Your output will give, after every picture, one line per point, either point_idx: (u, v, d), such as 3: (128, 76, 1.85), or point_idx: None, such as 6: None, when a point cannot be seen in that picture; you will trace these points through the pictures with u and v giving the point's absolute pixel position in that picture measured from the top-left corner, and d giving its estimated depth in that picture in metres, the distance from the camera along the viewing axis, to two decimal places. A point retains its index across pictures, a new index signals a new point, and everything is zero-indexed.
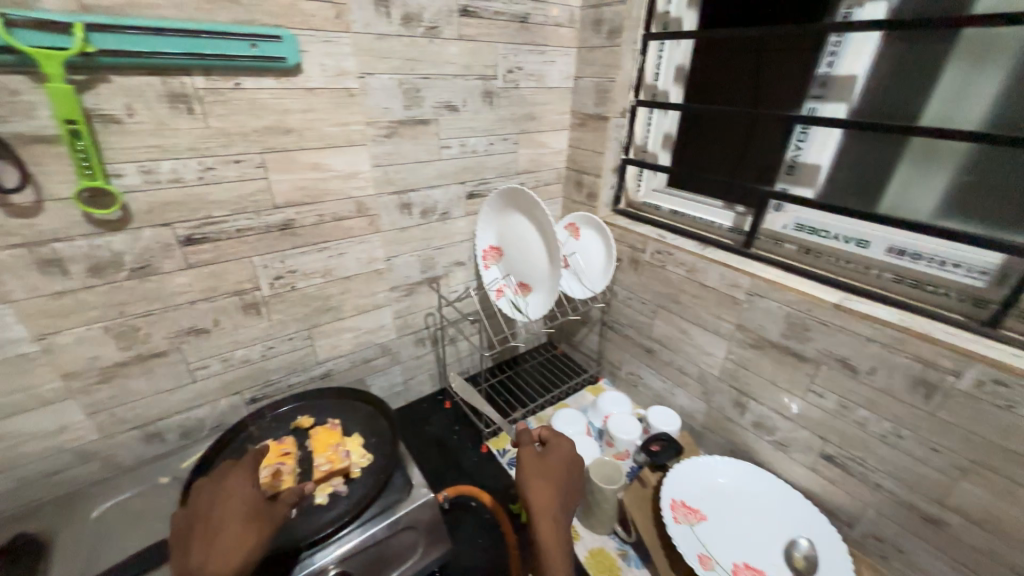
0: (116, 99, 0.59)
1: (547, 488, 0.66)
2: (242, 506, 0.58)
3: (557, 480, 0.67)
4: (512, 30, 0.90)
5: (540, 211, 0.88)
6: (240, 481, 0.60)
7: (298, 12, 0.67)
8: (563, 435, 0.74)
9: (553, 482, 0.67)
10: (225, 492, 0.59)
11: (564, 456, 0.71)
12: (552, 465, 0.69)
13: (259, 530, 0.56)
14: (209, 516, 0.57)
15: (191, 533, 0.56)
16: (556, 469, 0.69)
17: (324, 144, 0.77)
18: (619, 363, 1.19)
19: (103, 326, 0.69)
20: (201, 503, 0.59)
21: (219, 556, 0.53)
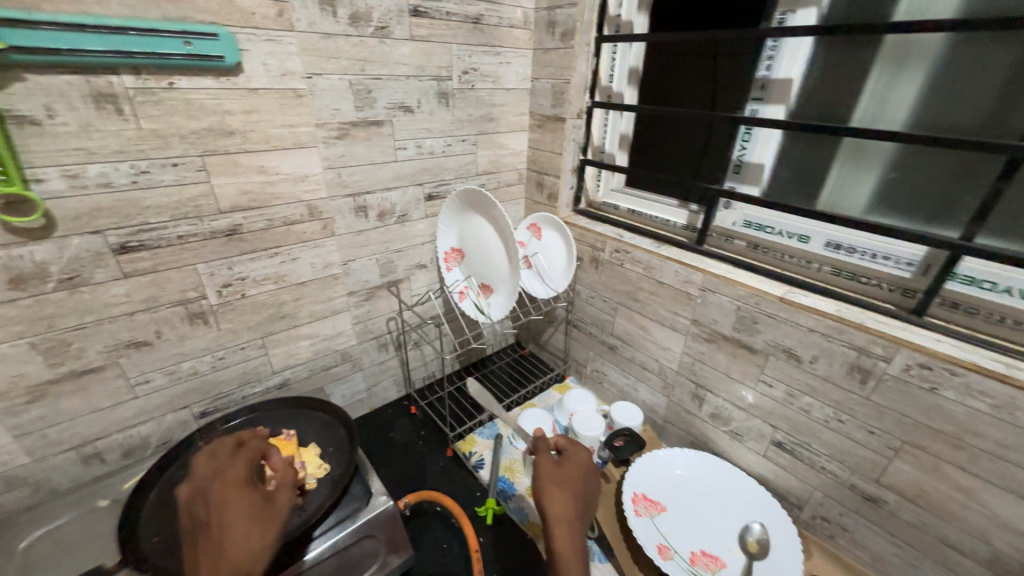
0: (33, 99, 0.55)
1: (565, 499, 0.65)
2: (243, 516, 0.55)
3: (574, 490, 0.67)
4: (465, 31, 0.89)
5: (497, 213, 0.89)
6: (239, 486, 0.57)
7: (236, 9, 0.64)
8: (578, 443, 0.76)
9: (571, 492, 0.67)
10: (230, 490, 0.56)
11: (580, 467, 0.71)
12: (567, 477, 0.69)
13: (262, 537, 0.54)
14: (208, 525, 0.53)
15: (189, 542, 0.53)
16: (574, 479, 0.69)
17: (271, 146, 0.74)
18: (584, 361, 1.20)
19: (29, 341, 0.64)
20: (196, 509, 0.55)
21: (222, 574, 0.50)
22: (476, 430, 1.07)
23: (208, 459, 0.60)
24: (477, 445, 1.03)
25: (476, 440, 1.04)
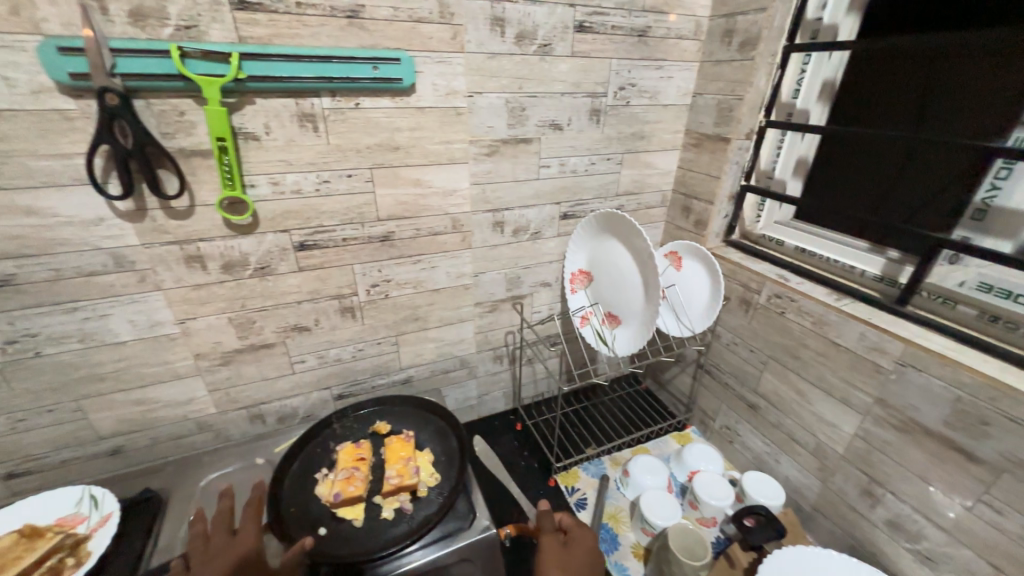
0: (257, 118, 0.65)
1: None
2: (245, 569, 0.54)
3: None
4: (628, 45, 0.84)
5: (642, 242, 0.81)
6: (238, 545, 0.57)
7: (418, 35, 0.68)
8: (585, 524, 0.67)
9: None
10: (220, 555, 0.56)
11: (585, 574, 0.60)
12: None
13: None
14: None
15: None
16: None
17: (428, 162, 0.78)
18: (713, 414, 1.06)
19: (228, 316, 0.77)
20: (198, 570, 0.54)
21: None
22: (581, 464, 1.02)
23: (198, 529, 0.59)
24: (581, 481, 0.98)
25: (580, 475, 0.99)
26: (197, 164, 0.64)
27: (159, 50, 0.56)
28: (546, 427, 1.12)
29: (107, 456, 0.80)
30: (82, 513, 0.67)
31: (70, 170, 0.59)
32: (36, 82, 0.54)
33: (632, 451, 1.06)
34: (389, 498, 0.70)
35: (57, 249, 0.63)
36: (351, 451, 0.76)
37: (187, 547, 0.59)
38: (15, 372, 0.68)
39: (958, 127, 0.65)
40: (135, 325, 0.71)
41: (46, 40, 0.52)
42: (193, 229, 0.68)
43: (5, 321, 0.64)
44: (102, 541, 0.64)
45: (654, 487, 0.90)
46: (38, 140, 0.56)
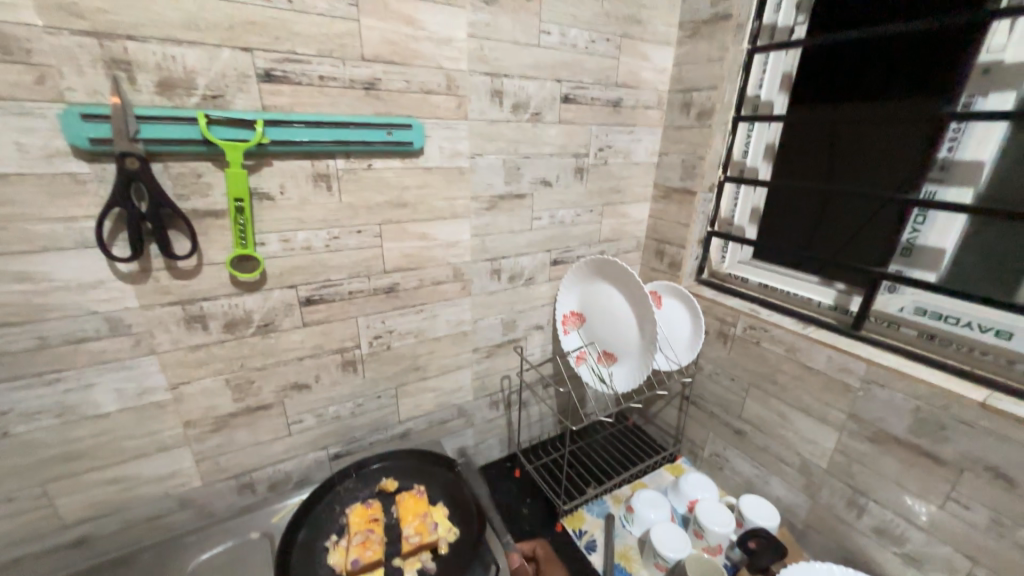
0: (273, 179, 0.67)
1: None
2: None
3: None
4: (605, 113, 0.95)
5: (634, 285, 0.89)
6: None
7: (428, 104, 0.75)
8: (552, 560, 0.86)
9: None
10: None
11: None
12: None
13: None
14: None
15: None
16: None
17: (433, 217, 0.83)
18: (701, 443, 1.12)
19: (225, 377, 0.73)
20: None
21: None
22: (585, 505, 1.02)
23: None
24: (587, 524, 0.98)
25: (585, 517, 0.99)
26: (209, 224, 0.64)
27: (186, 118, 0.57)
28: (544, 471, 1.11)
29: (70, 548, 0.70)
30: None
31: (75, 233, 0.57)
32: (50, 147, 0.53)
33: (631, 487, 1.08)
34: (411, 559, 0.68)
35: (47, 316, 0.58)
36: (362, 514, 0.73)
37: None
38: None
39: (883, 181, 0.80)
40: (123, 394, 0.66)
41: (70, 107, 0.52)
42: (197, 288, 0.66)
43: None
44: None
45: (659, 521, 0.92)
46: (44, 204, 0.54)
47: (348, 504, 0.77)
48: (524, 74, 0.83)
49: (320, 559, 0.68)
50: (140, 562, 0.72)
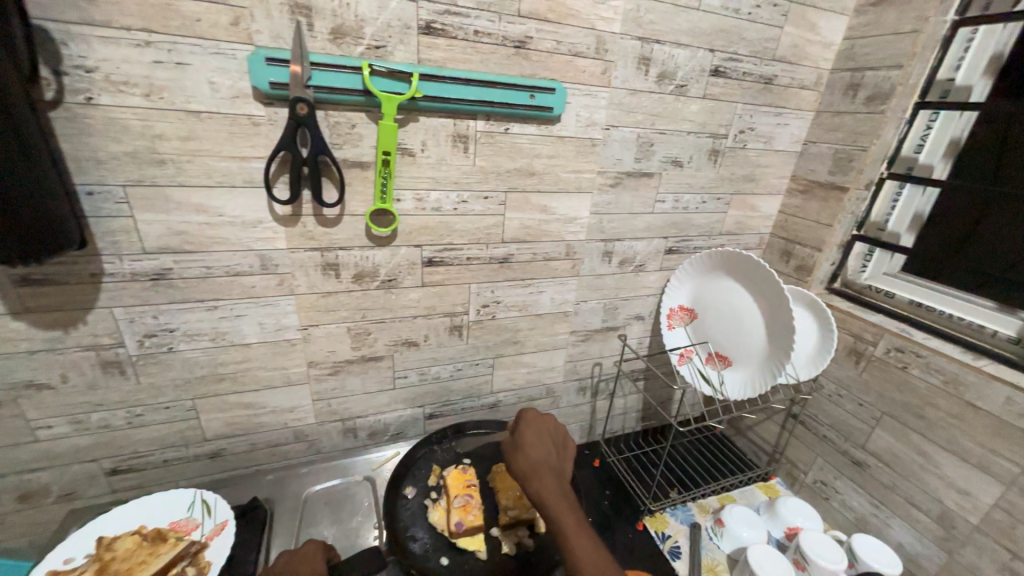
0: (417, 136, 0.67)
1: (541, 462, 0.63)
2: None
3: (544, 450, 0.65)
4: (755, 91, 0.85)
5: (775, 289, 0.82)
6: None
7: (573, 68, 0.70)
8: (536, 434, 0.66)
9: (541, 454, 0.64)
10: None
11: (533, 438, 0.66)
12: (531, 450, 0.64)
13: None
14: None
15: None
16: (538, 446, 0.65)
17: (557, 189, 0.79)
18: (804, 467, 1.02)
19: (347, 326, 0.76)
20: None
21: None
22: (668, 508, 0.97)
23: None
24: (671, 528, 0.93)
25: (668, 521, 0.94)
26: (355, 175, 0.66)
27: (351, 66, 0.58)
28: (625, 465, 1.07)
29: (206, 459, 0.78)
30: (196, 519, 0.65)
31: (245, 172, 0.61)
32: (236, 88, 0.56)
33: (719, 499, 1.01)
34: (508, 531, 0.69)
35: (213, 248, 0.63)
36: (459, 478, 0.74)
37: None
38: (147, 366, 0.67)
39: None
40: (264, 328, 0.71)
41: (257, 51, 0.54)
42: (337, 237, 0.69)
43: (149, 314, 0.64)
44: (218, 549, 0.62)
45: (753, 540, 0.86)
46: (224, 142, 0.58)
47: (447, 465, 0.79)
48: (677, 40, 0.76)
49: (420, 512, 0.70)
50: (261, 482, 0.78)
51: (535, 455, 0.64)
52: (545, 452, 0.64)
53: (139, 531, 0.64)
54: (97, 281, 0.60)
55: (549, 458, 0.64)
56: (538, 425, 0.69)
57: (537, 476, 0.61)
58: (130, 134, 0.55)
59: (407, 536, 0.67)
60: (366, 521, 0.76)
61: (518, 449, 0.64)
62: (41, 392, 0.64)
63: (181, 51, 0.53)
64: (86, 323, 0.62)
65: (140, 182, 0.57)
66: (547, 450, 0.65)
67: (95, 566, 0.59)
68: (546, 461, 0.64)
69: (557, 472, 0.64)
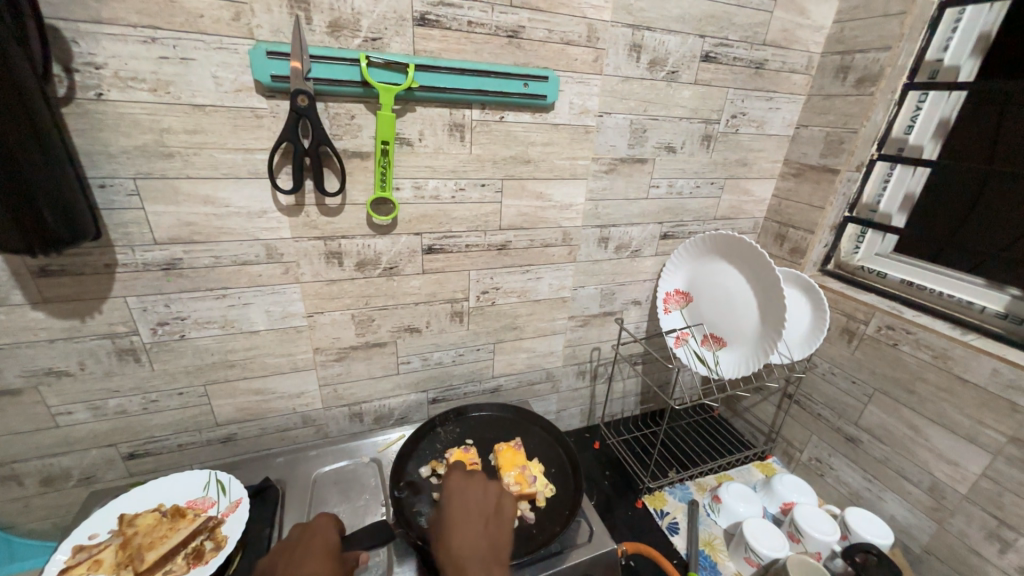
0: (414, 126, 0.69)
1: (465, 547, 0.56)
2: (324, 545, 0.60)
3: (468, 528, 0.58)
4: (746, 76, 0.87)
5: (766, 270, 0.84)
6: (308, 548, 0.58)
7: (565, 56, 0.72)
8: (462, 502, 0.61)
9: (465, 533, 0.57)
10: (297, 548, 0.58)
11: (456, 514, 0.60)
12: (452, 529, 0.58)
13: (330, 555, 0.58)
14: (299, 548, 0.58)
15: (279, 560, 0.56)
16: (459, 524, 0.58)
17: (553, 175, 0.81)
18: (800, 445, 1.04)
19: (351, 313, 0.78)
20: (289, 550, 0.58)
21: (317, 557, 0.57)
22: (666, 487, 1.00)
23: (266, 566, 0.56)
24: (669, 505, 0.96)
25: (667, 499, 0.97)
26: (355, 165, 0.68)
27: (349, 58, 0.60)
28: (625, 447, 1.10)
29: (219, 443, 0.81)
30: (212, 498, 0.68)
31: (249, 164, 0.63)
32: (239, 82, 0.58)
33: (716, 478, 1.03)
34: None
35: (221, 237, 0.66)
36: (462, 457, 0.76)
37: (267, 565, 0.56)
38: (160, 353, 0.70)
39: None
40: (271, 315, 0.74)
41: (258, 45, 0.57)
42: (340, 226, 0.71)
43: (161, 302, 0.67)
44: (235, 525, 0.65)
45: (751, 515, 0.88)
46: (229, 135, 0.60)
47: (449, 445, 0.82)
48: (667, 27, 0.77)
49: (426, 490, 0.73)
50: (272, 464, 0.81)
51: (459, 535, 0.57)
52: (469, 529, 0.58)
53: (159, 509, 0.67)
54: (110, 271, 0.63)
55: (473, 542, 0.56)
56: (464, 490, 0.63)
57: (459, 566, 0.54)
58: (139, 128, 0.57)
59: (414, 512, 0.70)
60: (373, 499, 0.77)
61: (443, 530, 0.59)
62: (60, 378, 0.67)
63: (186, 47, 0.55)
64: (101, 312, 0.65)
65: (149, 175, 0.59)
66: (474, 529, 0.58)
67: (119, 540, 0.62)
68: (471, 542, 0.56)
69: (485, 555, 0.55)
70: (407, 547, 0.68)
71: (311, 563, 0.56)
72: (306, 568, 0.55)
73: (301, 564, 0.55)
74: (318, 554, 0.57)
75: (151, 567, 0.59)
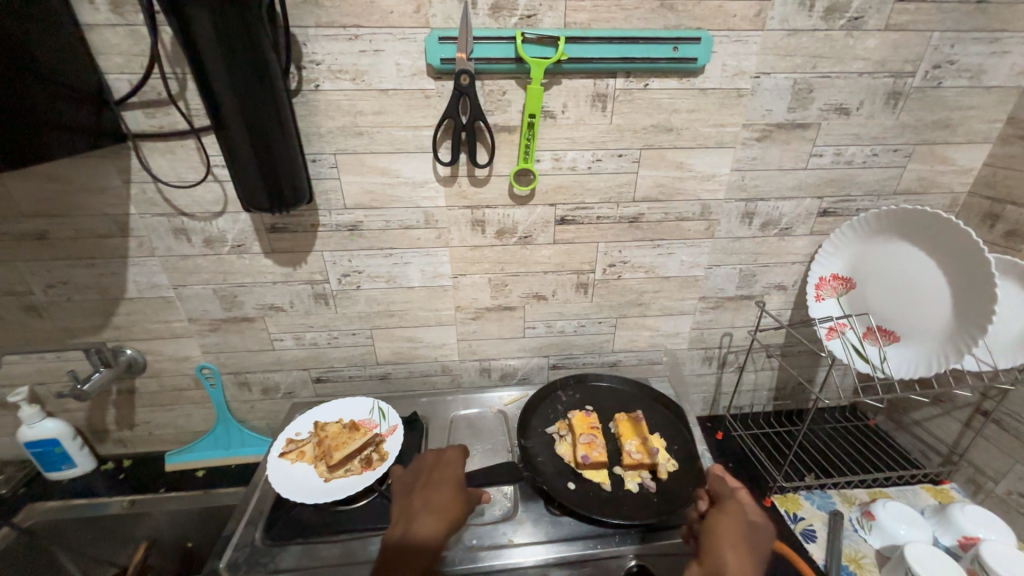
0: (558, 99, 0.72)
1: (740, 556, 0.54)
2: (453, 473, 0.68)
3: (753, 548, 0.56)
4: (960, 14, 0.71)
5: (972, 258, 0.71)
6: (440, 474, 0.68)
7: (722, 13, 0.67)
8: (738, 503, 0.62)
9: (742, 525, 0.59)
10: (431, 471, 0.68)
11: (736, 521, 0.59)
12: (724, 513, 0.61)
13: (453, 489, 0.66)
14: (431, 473, 0.68)
15: (414, 479, 0.67)
16: (739, 532, 0.58)
17: (696, 144, 0.77)
18: (994, 474, 0.85)
19: (488, 277, 0.86)
20: (424, 469, 0.69)
21: (444, 488, 0.66)
22: (803, 491, 0.90)
23: (406, 476, 0.68)
24: (805, 510, 0.87)
25: (802, 504, 0.88)
26: (503, 139, 0.74)
27: (506, 37, 0.65)
28: (753, 442, 1.02)
29: (377, 379, 0.97)
30: (376, 420, 0.83)
31: (418, 140, 0.73)
32: (415, 67, 0.67)
33: (869, 493, 0.90)
34: (631, 472, 0.73)
35: (392, 204, 0.78)
36: (583, 419, 0.80)
37: (409, 478, 0.68)
38: (343, 299, 0.86)
39: None
40: (424, 274, 0.85)
41: (432, 32, 0.65)
42: (485, 196, 0.78)
43: (346, 257, 0.82)
44: (393, 445, 0.78)
45: (913, 540, 0.76)
46: (404, 115, 0.71)
47: (571, 408, 0.86)
48: None
49: (549, 445, 0.79)
50: (417, 402, 0.94)
51: (738, 544, 0.56)
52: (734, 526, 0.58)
53: (340, 421, 0.83)
54: (314, 231, 0.79)
55: (754, 562, 0.55)
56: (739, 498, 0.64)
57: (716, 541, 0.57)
58: (341, 112, 0.70)
59: (538, 461, 0.75)
60: (500, 445, 0.85)
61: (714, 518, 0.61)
62: (279, 312, 0.87)
63: (378, 40, 0.65)
64: (306, 263, 0.82)
65: (345, 151, 0.73)
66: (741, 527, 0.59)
67: (316, 440, 0.80)
68: (749, 558, 0.55)
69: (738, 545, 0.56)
70: (530, 492, 0.74)
71: (442, 490, 0.65)
72: (438, 496, 0.65)
73: (434, 490, 0.65)
74: (448, 483, 0.67)
75: (337, 465, 0.74)
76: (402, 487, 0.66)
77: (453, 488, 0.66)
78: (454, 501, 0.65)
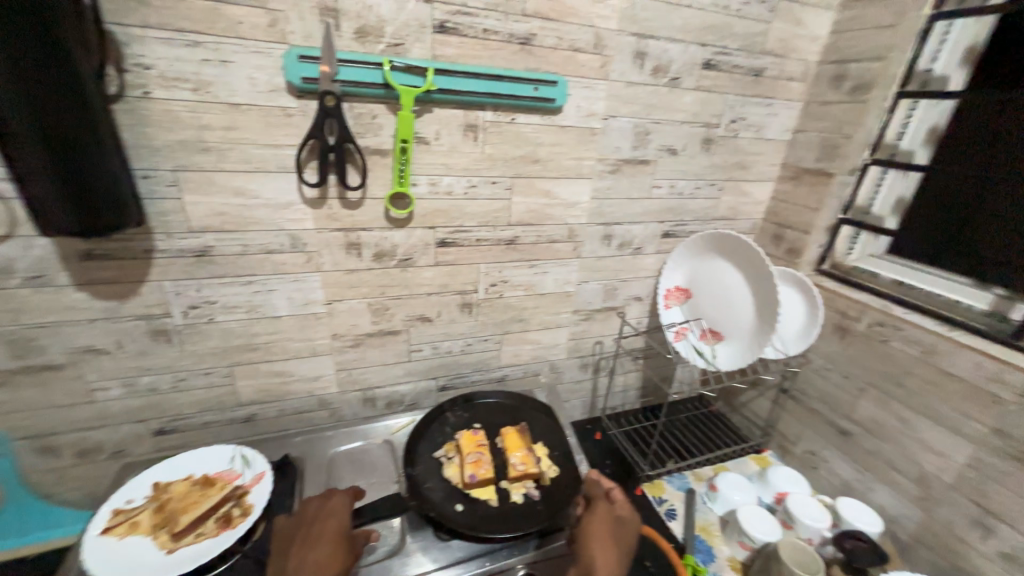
0: (431, 126, 0.73)
1: (607, 550, 0.61)
2: (335, 523, 0.62)
3: (619, 538, 0.63)
4: (745, 82, 0.91)
5: (763, 268, 0.90)
6: (320, 526, 0.61)
7: (573, 63, 0.77)
8: (608, 499, 0.68)
9: (609, 520, 0.65)
10: (310, 524, 0.62)
11: (605, 517, 0.66)
12: (596, 513, 0.66)
13: (334, 540, 0.60)
14: (311, 526, 0.61)
15: (292, 537, 0.61)
16: (607, 528, 0.64)
17: (560, 174, 0.85)
18: (794, 439, 1.08)
19: (367, 301, 0.83)
20: (304, 522, 0.62)
21: (324, 541, 0.59)
22: (665, 476, 1.04)
23: (282, 535, 0.61)
24: (667, 493, 0.99)
25: (665, 487, 1.01)
26: (375, 162, 0.73)
27: (373, 62, 0.65)
28: (625, 437, 1.14)
29: (241, 422, 0.86)
30: (236, 470, 0.73)
31: (279, 159, 0.68)
32: (272, 83, 0.63)
33: (714, 468, 1.07)
34: (516, 484, 0.76)
35: (250, 227, 0.71)
36: (471, 438, 0.81)
37: (285, 537, 0.61)
38: (190, 336, 0.75)
39: None
40: (293, 302, 0.78)
41: (291, 49, 0.61)
42: (360, 218, 0.76)
43: (193, 286, 0.71)
44: (258, 494, 0.69)
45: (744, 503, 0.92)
46: (261, 132, 0.65)
47: (458, 428, 0.86)
48: (671, 36, 0.82)
49: (437, 469, 0.78)
50: (291, 443, 0.85)
51: (606, 539, 0.63)
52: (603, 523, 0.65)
53: (190, 478, 0.72)
54: (148, 258, 0.68)
55: (619, 552, 0.62)
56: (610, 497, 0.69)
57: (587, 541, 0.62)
58: (181, 124, 0.62)
59: (425, 488, 0.74)
60: (385, 477, 0.81)
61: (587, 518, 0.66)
62: (100, 356, 0.71)
63: (227, 51, 0.60)
64: (138, 295, 0.70)
65: (187, 167, 0.64)
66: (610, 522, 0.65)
67: (155, 505, 0.67)
68: (614, 547, 0.62)
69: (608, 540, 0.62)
70: (418, 521, 0.72)
71: (319, 543, 0.59)
72: (314, 551, 0.58)
73: (312, 545, 0.59)
74: (328, 535, 0.60)
75: (184, 531, 0.64)
76: (277, 548, 0.60)
77: (334, 538, 0.60)
78: (334, 553, 0.58)
